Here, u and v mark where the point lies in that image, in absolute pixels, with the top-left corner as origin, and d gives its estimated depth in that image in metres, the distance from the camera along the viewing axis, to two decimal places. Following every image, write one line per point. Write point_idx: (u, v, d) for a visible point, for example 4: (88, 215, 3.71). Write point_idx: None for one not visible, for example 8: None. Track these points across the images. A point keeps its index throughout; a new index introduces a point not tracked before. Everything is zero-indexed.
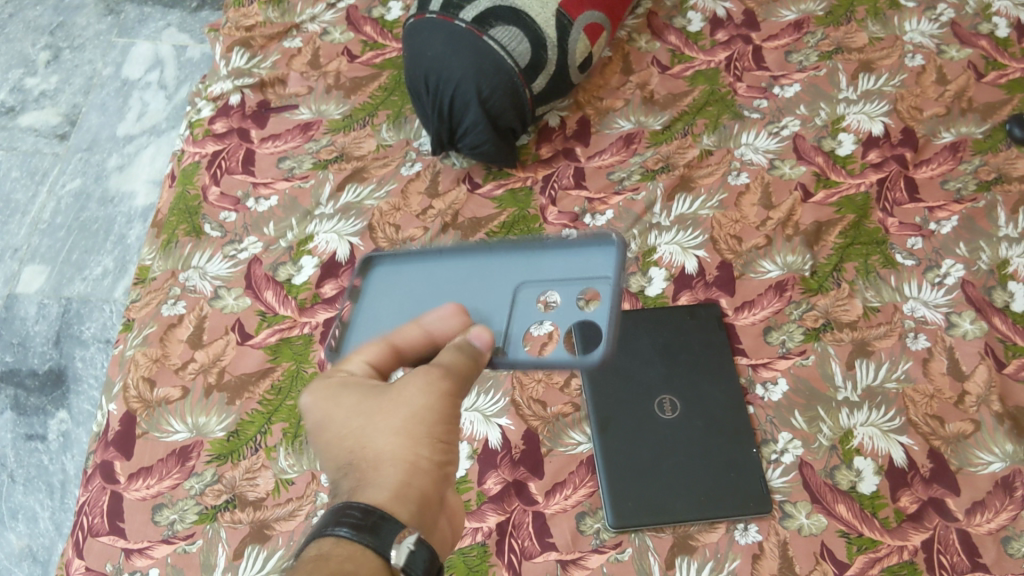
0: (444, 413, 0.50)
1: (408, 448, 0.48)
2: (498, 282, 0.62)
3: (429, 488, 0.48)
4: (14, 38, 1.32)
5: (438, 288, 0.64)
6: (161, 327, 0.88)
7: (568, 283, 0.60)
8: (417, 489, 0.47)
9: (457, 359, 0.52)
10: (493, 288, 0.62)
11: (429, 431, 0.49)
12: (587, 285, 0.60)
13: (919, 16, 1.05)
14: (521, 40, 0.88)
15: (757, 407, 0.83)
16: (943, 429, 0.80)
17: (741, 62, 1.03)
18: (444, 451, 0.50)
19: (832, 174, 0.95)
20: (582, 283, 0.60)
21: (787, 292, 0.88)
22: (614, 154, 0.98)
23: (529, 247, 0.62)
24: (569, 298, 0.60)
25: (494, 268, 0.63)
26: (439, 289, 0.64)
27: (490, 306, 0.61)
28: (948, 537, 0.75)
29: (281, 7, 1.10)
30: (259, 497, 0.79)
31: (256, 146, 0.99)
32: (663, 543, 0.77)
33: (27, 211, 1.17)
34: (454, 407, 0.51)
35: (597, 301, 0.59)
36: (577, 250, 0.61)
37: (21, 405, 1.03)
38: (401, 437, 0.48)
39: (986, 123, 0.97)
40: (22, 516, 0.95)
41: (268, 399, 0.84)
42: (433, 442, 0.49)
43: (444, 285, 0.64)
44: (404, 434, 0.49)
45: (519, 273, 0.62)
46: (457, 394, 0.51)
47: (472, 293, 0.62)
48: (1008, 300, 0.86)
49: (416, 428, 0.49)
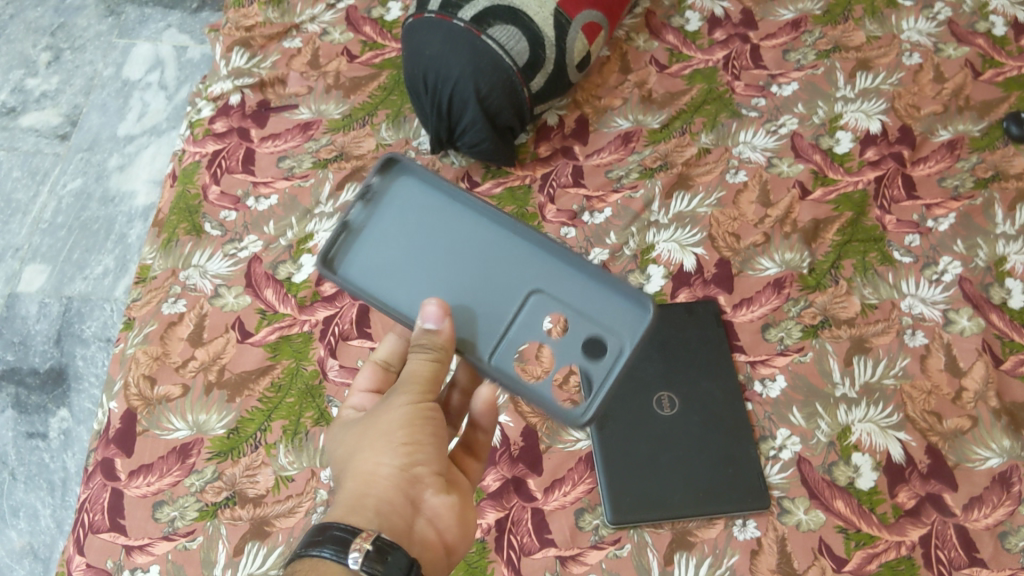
0: (404, 418, 0.53)
1: (370, 457, 0.52)
2: (519, 271, 0.58)
3: (391, 493, 0.50)
4: (15, 39, 1.33)
5: (457, 240, 0.59)
6: (162, 325, 0.88)
7: (585, 317, 0.57)
8: (374, 498, 0.50)
9: (415, 363, 0.54)
10: (513, 271, 0.58)
11: (390, 438, 0.52)
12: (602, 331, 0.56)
13: (917, 15, 1.05)
14: (519, 39, 0.88)
15: (756, 404, 0.83)
16: (941, 425, 0.80)
17: (739, 61, 1.04)
18: (407, 454, 0.52)
19: (829, 172, 0.95)
20: (598, 327, 0.56)
21: (786, 289, 0.88)
22: (612, 152, 0.99)
23: (564, 253, 0.57)
24: (578, 340, 0.56)
25: (512, 259, 0.58)
26: (460, 241, 0.59)
27: (499, 291, 0.58)
28: (945, 532, 0.76)
29: (281, 7, 1.10)
30: (259, 494, 0.79)
31: (256, 145, 1.00)
32: (662, 539, 0.77)
33: (28, 210, 1.18)
34: (418, 412, 0.53)
35: (602, 364, 0.56)
36: (610, 285, 0.57)
37: (21, 403, 1.03)
38: (366, 448, 0.52)
39: (983, 121, 0.97)
40: (24, 514, 0.96)
41: (268, 396, 0.84)
42: (395, 448, 0.52)
43: (464, 241, 0.59)
44: (366, 448, 0.52)
45: (541, 277, 0.58)
46: (420, 399, 0.54)
47: (484, 263, 0.59)
48: (1005, 297, 0.86)
49: (377, 437, 0.52)
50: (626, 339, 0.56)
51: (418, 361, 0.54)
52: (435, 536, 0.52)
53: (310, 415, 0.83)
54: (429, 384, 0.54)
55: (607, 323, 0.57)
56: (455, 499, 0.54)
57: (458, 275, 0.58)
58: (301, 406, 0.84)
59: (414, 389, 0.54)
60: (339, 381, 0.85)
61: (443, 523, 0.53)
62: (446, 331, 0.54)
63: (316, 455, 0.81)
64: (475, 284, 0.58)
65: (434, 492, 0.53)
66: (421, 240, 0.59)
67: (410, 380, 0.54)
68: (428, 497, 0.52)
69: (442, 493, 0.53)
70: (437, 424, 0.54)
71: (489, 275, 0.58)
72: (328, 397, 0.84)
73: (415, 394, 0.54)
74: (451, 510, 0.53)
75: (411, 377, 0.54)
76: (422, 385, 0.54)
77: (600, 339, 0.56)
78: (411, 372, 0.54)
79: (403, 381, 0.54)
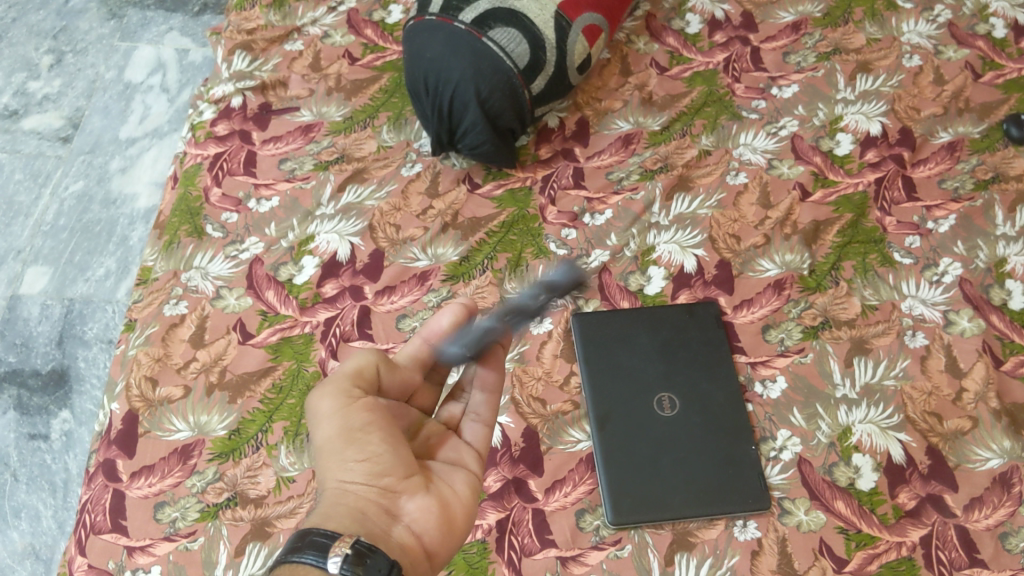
0: (345, 424, 0.52)
1: (333, 476, 0.52)
2: None
3: (361, 504, 0.51)
4: (17, 42, 1.33)
5: None
6: (163, 327, 0.88)
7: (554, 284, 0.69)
8: (344, 508, 0.50)
9: (350, 361, 0.56)
10: None
11: (343, 456, 0.52)
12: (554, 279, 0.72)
13: (917, 17, 1.06)
14: (520, 42, 0.89)
15: (756, 405, 0.83)
16: (941, 426, 0.80)
17: (740, 63, 1.04)
18: (366, 462, 0.52)
19: (829, 173, 0.95)
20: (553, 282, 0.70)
21: (786, 290, 0.88)
22: (612, 154, 0.99)
23: None
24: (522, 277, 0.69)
25: None
26: None
27: None
28: (946, 533, 0.76)
29: (282, 10, 1.11)
30: (260, 495, 0.79)
31: (258, 147, 1.00)
32: (662, 539, 0.77)
33: (30, 213, 1.18)
34: (358, 417, 0.53)
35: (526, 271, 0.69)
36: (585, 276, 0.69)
37: (23, 405, 1.04)
38: (326, 468, 0.53)
39: (982, 123, 0.97)
40: (25, 515, 0.96)
41: (269, 397, 0.84)
42: (351, 461, 0.52)
43: None
44: (327, 461, 0.53)
45: None
46: (354, 402, 0.53)
47: None
48: (1005, 298, 0.86)
49: (333, 456, 0.52)
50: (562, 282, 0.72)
51: (354, 357, 0.56)
52: (416, 539, 0.52)
53: None
54: (359, 375, 0.55)
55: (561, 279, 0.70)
56: (431, 499, 0.54)
57: None
58: (302, 407, 0.84)
59: (345, 393, 0.53)
60: None
61: (422, 526, 0.53)
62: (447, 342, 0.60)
63: None
64: None
65: (409, 497, 0.53)
66: None
67: (335, 382, 0.54)
68: (404, 503, 0.53)
69: (417, 496, 0.53)
70: (382, 425, 0.53)
71: None
72: None
73: (343, 397, 0.53)
74: (429, 511, 0.53)
75: (341, 376, 0.55)
76: (345, 385, 0.54)
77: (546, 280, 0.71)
78: (344, 368, 0.55)
79: (324, 387, 0.54)
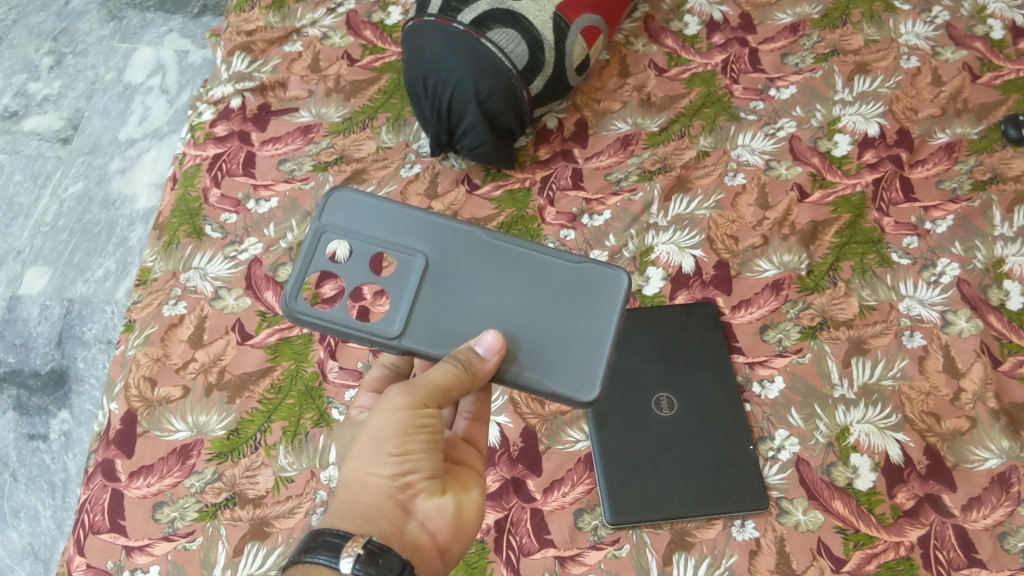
0: (395, 427, 0.52)
1: (361, 465, 0.51)
2: (465, 265, 0.58)
3: (380, 499, 0.51)
4: (18, 43, 1.34)
5: (513, 295, 0.57)
6: (162, 327, 0.89)
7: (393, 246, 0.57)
8: (364, 505, 0.50)
9: (437, 371, 0.52)
10: (462, 281, 0.58)
11: (380, 448, 0.51)
12: (528, 252, 0.58)
13: (915, 18, 1.06)
14: (519, 42, 0.89)
15: (754, 405, 0.83)
16: (939, 426, 0.80)
17: (738, 65, 1.04)
18: (398, 462, 0.52)
19: (828, 174, 0.96)
20: (385, 244, 0.57)
21: (784, 291, 0.88)
22: (611, 155, 0.99)
23: (504, 247, 0.58)
24: (420, 241, 0.58)
25: (472, 267, 0.58)
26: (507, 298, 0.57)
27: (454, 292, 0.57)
28: (944, 533, 0.76)
29: (282, 12, 1.11)
30: (259, 495, 0.79)
31: (257, 148, 1.00)
32: (661, 539, 0.77)
33: (30, 213, 1.18)
34: (412, 423, 0.52)
35: (355, 215, 0.58)
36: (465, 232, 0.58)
37: (22, 405, 1.04)
38: (356, 455, 0.52)
39: (981, 124, 0.98)
40: (25, 515, 0.96)
41: (268, 398, 0.84)
42: (386, 455, 0.51)
43: (518, 293, 0.57)
44: (357, 452, 0.52)
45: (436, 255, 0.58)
46: (420, 409, 0.52)
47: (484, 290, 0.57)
48: (1003, 298, 0.86)
49: (368, 445, 0.52)
50: (378, 234, 0.58)
51: (441, 369, 0.52)
52: (428, 539, 0.52)
53: (310, 417, 0.83)
54: (439, 392, 0.52)
55: (398, 237, 0.58)
56: (449, 501, 0.53)
57: (475, 312, 0.57)
58: (301, 407, 0.84)
59: (410, 399, 0.52)
60: (339, 383, 0.85)
61: (435, 525, 0.53)
62: (487, 364, 0.53)
63: (316, 456, 0.81)
64: (472, 307, 0.57)
65: (426, 496, 0.53)
66: (529, 323, 0.57)
67: (409, 386, 0.52)
68: (420, 501, 0.52)
69: (435, 496, 0.53)
70: (435, 432, 0.53)
71: (472, 292, 0.57)
72: (328, 398, 0.84)
73: (414, 401, 0.52)
74: (445, 512, 0.53)
75: (418, 383, 0.52)
76: (424, 393, 0.52)
77: (480, 242, 0.58)
78: (429, 380, 0.52)
79: (403, 387, 0.53)
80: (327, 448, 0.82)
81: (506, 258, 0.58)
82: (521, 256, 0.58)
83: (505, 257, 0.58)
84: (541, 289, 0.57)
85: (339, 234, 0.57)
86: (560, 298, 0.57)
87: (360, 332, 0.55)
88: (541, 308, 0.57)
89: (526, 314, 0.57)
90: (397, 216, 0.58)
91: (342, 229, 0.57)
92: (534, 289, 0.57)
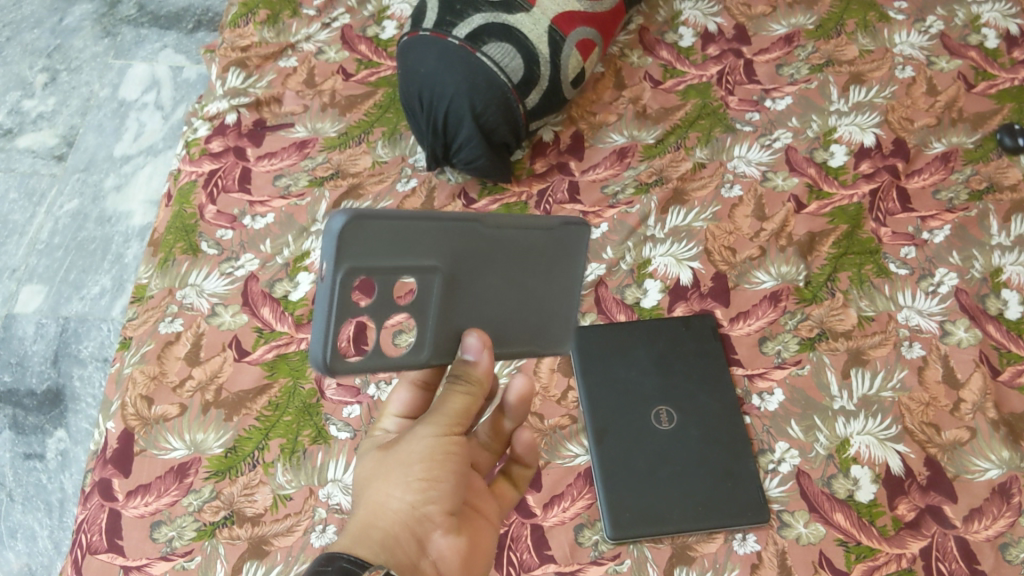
0: (423, 450, 0.52)
1: (385, 487, 0.52)
2: (475, 269, 0.53)
3: (398, 528, 0.50)
4: (13, 60, 1.34)
5: (510, 281, 0.56)
6: (159, 345, 0.88)
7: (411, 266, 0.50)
8: (381, 530, 0.50)
9: (453, 397, 0.53)
10: (476, 285, 0.54)
11: (407, 472, 0.52)
12: (516, 229, 0.54)
13: (909, 28, 1.06)
14: (514, 56, 0.89)
15: (754, 417, 0.83)
16: (939, 436, 0.80)
17: (733, 76, 1.05)
18: (422, 489, 0.51)
19: (825, 185, 0.96)
20: (404, 267, 0.49)
21: (782, 302, 0.88)
22: (607, 168, 0.99)
23: (501, 233, 0.54)
24: (433, 254, 0.51)
25: (482, 267, 0.54)
26: (505, 285, 0.55)
27: (468, 299, 0.54)
28: (945, 544, 0.75)
29: (277, 27, 1.11)
30: (257, 513, 0.79)
31: (252, 164, 1.00)
32: (661, 553, 0.77)
33: (25, 231, 1.18)
34: (440, 451, 0.52)
35: (369, 241, 0.47)
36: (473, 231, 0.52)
37: (19, 424, 1.03)
38: (382, 477, 0.52)
39: (976, 133, 0.98)
40: (21, 535, 0.96)
41: (265, 415, 0.84)
42: (411, 480, 0.51)
43: (514, 277, 0.56)
44: (383, 474, 0.53)
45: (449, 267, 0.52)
46: (447, 433, 0.53)
47: (488, 287, 0.55)
48: (1001, 307, 0.86)
49: (395, 467, 0.52)
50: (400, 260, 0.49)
51: (455, 395, 0.53)
52: None
53: (308, 434, 0.83)
54: (462, 418, 0.53)
55: (416, 252, 0.50)
56: (461, 543, 0.54)
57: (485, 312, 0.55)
58: (298, 424, 0.83)
59: (439, 423, 0.53)
60: (336, 399, 0.85)
61: (446, 567, 0.53)
62: (484, 368, 0.53)
63: (314, 473, 0.81)
64: (482, 310, 0.55)
65: (443, 533, 0.53)
66: (519, 302, 0.57)
67: (437, 412, 0.53)
68: (436, 539, 0.52)
69: (450, 536, 0.53)
70: (461, 461, 0.53)
71: (483, 294, 0.55)
72: (326, 414, 0.84)
73: (442, 426, 0.52)
74: (456, 553, 0.53)
75: (441, 409, 0.53)
76: (451, 418, 0.53)
77: (484, 239, 0.53)
78: (448, 405, 0.53)
79: (432, 413, 0.53)
80: (325, 465, 0.81)
81: (504, 244, 0.54)
82: (517, 240, 0.55)
83: (503, 244, 0.54)
84: (530, 264, 0.56)
85: (361, 270, 0.47)
86: (542, 268, 0.57)
87: (402, 365, 0.52)
88: (528, 283, 0.57)
89: (518, 297, 0.57)
90: (407, 230, 0.49)
91: (353, 263, 0.46)
92: (523, 267, 0.56)
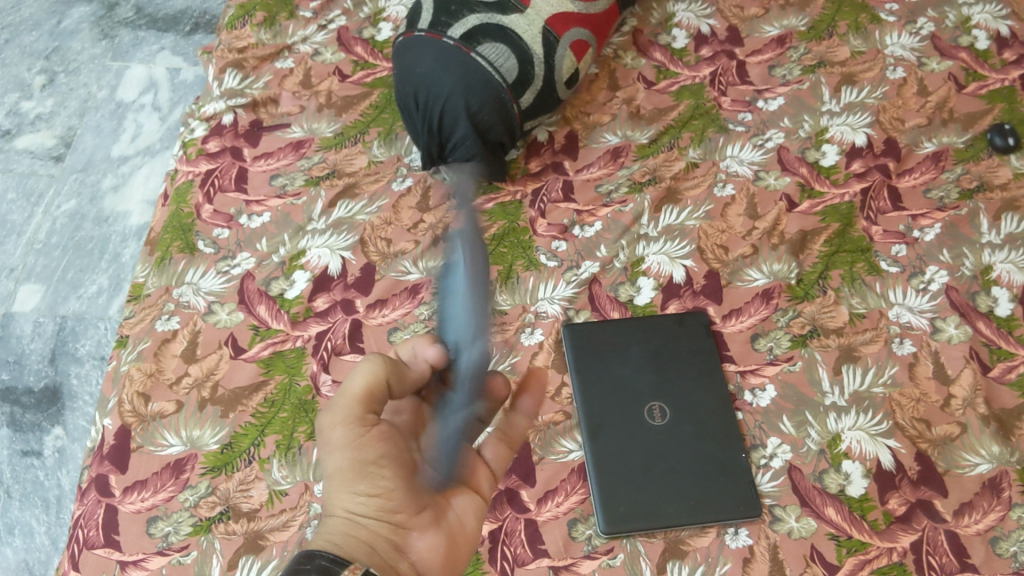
0: (352, 461, 0.52)
1: (338, 506, 0.52)
2: None
3: (368, 539, 0.52)
4: (11, 62, 1.35)
5: None
6: (155, 343, 0.89)
7: None
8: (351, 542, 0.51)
9: (357, 379, 0.55)
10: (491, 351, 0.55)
11: (353, 490, 0.52)
12: None
13: (900, 30, 1.08)
14: (508, 56, 0.90)
15: (746, 413, 0.84)
16: (930, 432, 0.81)
17: (725, 77, 1.06)
18: (377, 499, 0.52)
19: (816, 184, 0.96)
20: None
21: (774, 300, 0.89)
22: (601, 167, 1.00)
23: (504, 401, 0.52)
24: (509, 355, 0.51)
25: None
26: None
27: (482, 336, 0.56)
28: (936, 538, 0.76)
29: (273, 28, 1.12)
30: (253, 508, 0.79)
31: (249, 164, 1.01)
32: (654, 548, 0.77)
33: (23, 231, 1.19)
34: (372, 458, 0.53)
35: None
36: None
37: (16, 422, 1.04)
38: (331, 496, 0.53)
39: (967, 133, 0.99)
40: (19, 532, 0.96)
41: (261, 411, 0.85)
42: (360, 494, 0.52)
43: None
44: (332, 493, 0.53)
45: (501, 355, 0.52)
46: (369, 437, 0.53)
47: None
48: (991, 305, 0.87)
49: (339, 488, 0.52)
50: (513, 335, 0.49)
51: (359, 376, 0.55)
52: None
53: (304, 430, 0.83)
54: (370, 398, 0.54)
55: None
56: (441, 537, 0.55)
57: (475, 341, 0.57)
58: (294, 421, 0.84)
59: (357, 429, 0.53)
60: (331, 396, 0.85)
61: (429, 565, 0.54)
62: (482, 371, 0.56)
63: (310, 469, 0.81)
64: None
65: (419, 533, 0.54)
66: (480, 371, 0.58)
67: (345, 415, 0.53)
68: (414, 541, 0.53)
69: (427, 534, 0.54)
70: (399, 462, 0.54)
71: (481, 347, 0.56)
72: (322, 411, 0.84)
73: (357, 429, 0.53)
74: (437, 549, 0.54)
75: (350, 399, 0.54)
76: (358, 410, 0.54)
77: None
78: (351, 393, 0.54)
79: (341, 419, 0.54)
80: (321, 461, 0.82)
81: None
82: None
83: None
84: None
85: None
86: None
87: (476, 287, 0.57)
88: None
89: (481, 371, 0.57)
90: None
91: None
92: None
